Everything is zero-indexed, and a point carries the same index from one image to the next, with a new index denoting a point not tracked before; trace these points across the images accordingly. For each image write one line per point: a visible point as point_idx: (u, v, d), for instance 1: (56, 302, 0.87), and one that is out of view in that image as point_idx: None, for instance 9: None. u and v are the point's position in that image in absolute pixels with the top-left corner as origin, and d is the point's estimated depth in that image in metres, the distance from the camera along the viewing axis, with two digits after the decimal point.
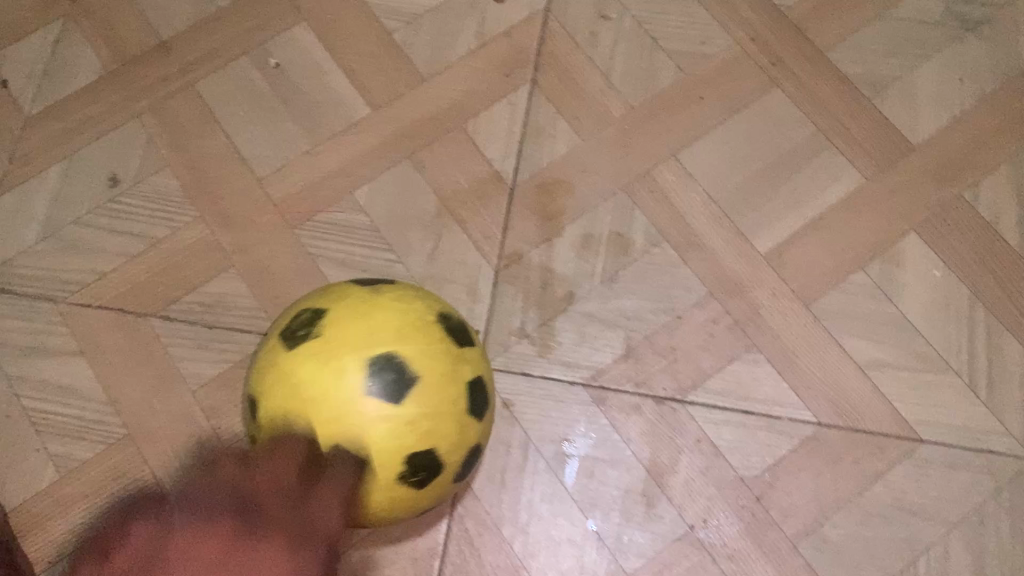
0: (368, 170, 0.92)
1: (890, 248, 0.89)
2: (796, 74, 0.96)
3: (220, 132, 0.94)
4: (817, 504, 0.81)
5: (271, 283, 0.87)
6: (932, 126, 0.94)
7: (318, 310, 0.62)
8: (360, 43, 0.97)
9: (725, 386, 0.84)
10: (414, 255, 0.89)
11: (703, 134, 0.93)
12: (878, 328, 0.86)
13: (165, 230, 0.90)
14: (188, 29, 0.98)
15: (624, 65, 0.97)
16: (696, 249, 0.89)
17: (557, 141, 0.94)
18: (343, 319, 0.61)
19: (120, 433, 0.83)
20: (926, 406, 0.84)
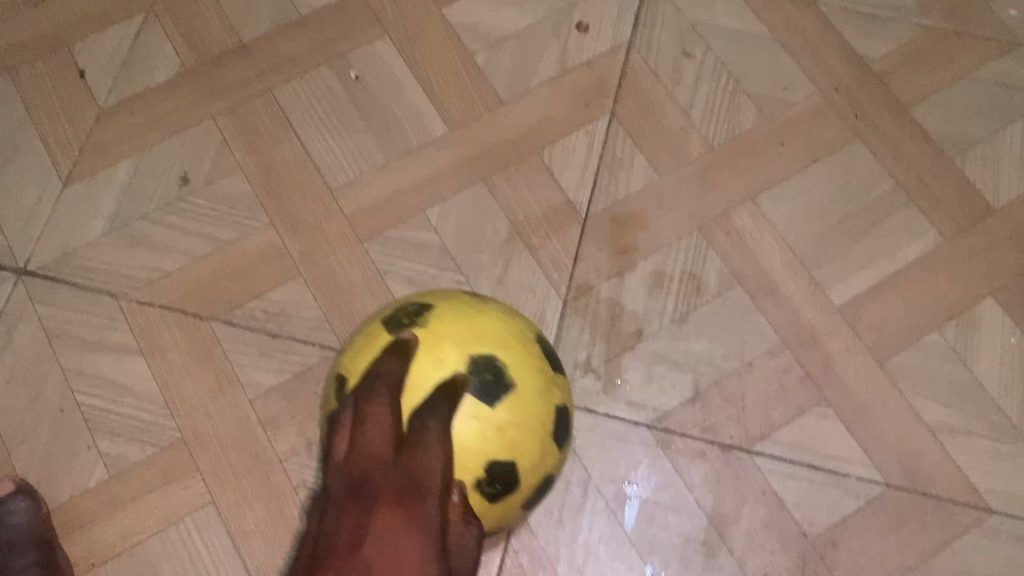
0: (442, 190, 0.91)
1: (967, 310, 0.87)
2: (878, 127, 0.95)
3: (295, 140, 0.93)
4: (880, 567, 0.79)
5: (338, 295, 0.86)
6: (1014, 190, 0.92)
7: (442, 314, 0.63)
8: (441, 61, 0.96)
9: (793, 438, 0.82)
10: (483, 279, 0.88)
11: (782, 180, 0.92)
12: (952, 391, 0.84)
13: (233, 234, 0.89)
14: (270, 33, 0.97)
15: (704, 105, 0.96)
16: (770, 296, 0.87)
17: (633, 176, 0.93)
18: (470, 326, 0.62)
19: (174, 437, 0.82)
20: (997, 476, 0.82)
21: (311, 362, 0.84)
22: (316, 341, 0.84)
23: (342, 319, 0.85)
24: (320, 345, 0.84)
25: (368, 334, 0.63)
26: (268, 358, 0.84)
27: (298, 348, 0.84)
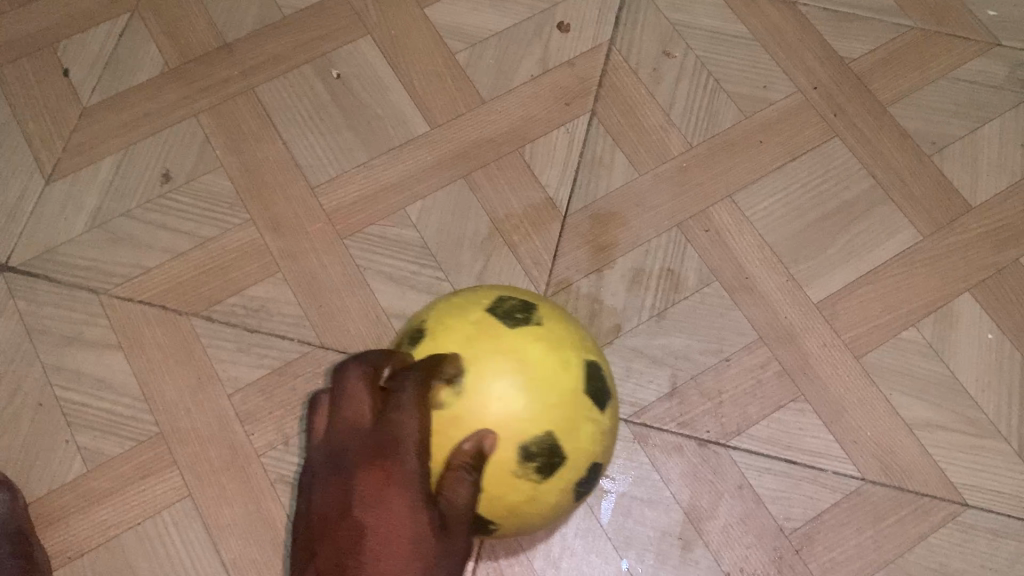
0: (423, 187, 0.91)
1: (944, 307, 0.88)
2: (857, 125, 0.95)
3: (277, 138, 0.93)
4: (857, 562, 0.79)
5: (317, 291, 0.86)
6: (992, 188, 0.93)
7: (545, 314, 0.62)
8: (423, 60, 0.97)
9: (770, 433, 0.83)
10: (463, 276, 0.88)
11: (761, 178, 0.93)
12: (929, 387, 0.85)
13: (214, 231, 0.89)
14: (253, 33, 0.98)
15: (684, 104, 0.97)
16: (748, 292, 0.88)
17: (613, 174, 0.93)
18: (573, 334, 0.62)
19: (152, 432, 0.82)
20: (974, 471, 0.82)
21: (290, 357, 0.84)
22: (295, 336, 0.85)
23: (321, 315, 0.85)
24: (299, 340, 0.85)
25: (466, 322, 0.59)
26: (247, 353, 0.84)
27: (277, 343, 0.85)
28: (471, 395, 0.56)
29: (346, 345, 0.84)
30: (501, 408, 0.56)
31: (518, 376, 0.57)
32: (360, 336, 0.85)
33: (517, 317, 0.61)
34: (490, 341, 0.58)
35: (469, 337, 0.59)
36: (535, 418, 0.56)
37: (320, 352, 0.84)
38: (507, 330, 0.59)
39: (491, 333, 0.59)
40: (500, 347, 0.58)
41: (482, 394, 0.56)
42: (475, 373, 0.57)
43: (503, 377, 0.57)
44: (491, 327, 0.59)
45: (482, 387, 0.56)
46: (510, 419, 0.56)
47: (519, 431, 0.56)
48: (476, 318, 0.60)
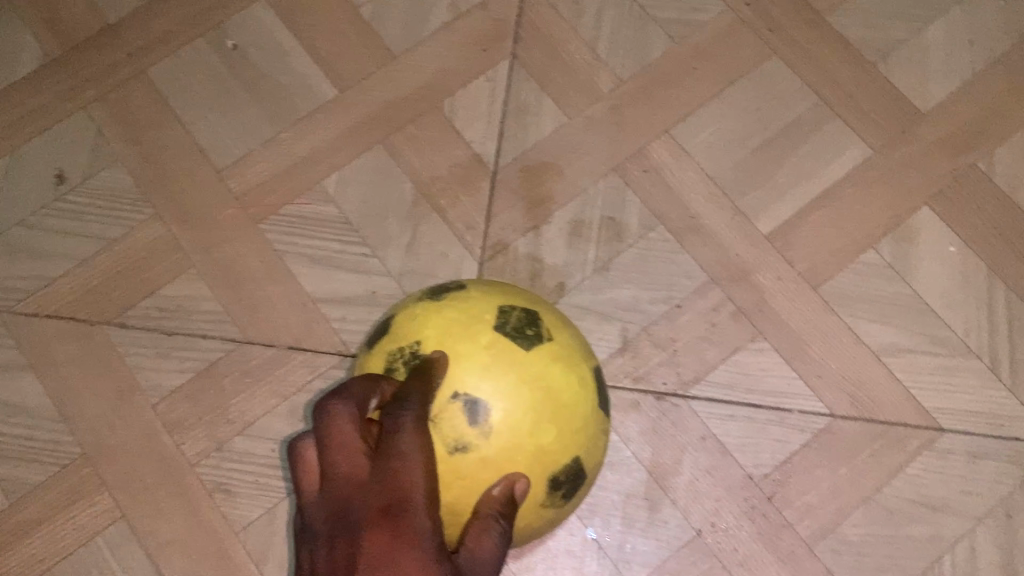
0: (338, 158, 0.85)
1: (902, 223, 0.83)
2: (795, 40, 0.89)
3: (176, 123, 0.86)
4: (834, 503, 0.75)
5: (236, 284, 0.81)
6: (943, 91, 0.87)
7: (551, 322, 0.57)
8: (325, 20, 0.89)
9: (731, 378, 0.78)
10: (391, 248, 0.82)
11: (698, 108, 0.87)
12: (893, 310, 0.80)
13: (119, 230, 0.83)
14: (138, 10, 0.90)
15: (611, 36, 0.89)
16: (695, 232, 0.82)
17: (543, 121, 0.86)
18: (579, 342, 0.58)
19: (75, 453, 0.76)
20: (948, 394, 0.78)
21: (213, 357, 0.79)
22: (217, 334, 0.79)
23: (242, 309, 0.80)
24: (221, 338, 0.79)
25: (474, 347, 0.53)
26: (168, 358, 0.79)
27: (199, 344, 0.79)
28: (500, 436, 0.51)
29: (272, 337, 0.79)
30: (530, 446, 0.51)
31: (546, 407, 0.52)
32: (287, 325, 0.79)
33: (529, 331, 0.55)
34: (511, 368, 0.52)
35: (488, 363, 0.52)
36: (563, 450, 0.53)
37: (246, 348, 0.79)
38: (526, 353, 0.53)
39: (510, 356, 0.53)
40: (525, 376, 0.52)
41: (511, 434, 0.51)
42: (503, 409, 0.51)
43: (531, 413, 0.52)
44: (508, 350, 0.53)
45: (510, 425, 0.51)
46: (540, 456, 0.52)
47: (547, 466, 0.52)
48: (489, 336, 0.53)
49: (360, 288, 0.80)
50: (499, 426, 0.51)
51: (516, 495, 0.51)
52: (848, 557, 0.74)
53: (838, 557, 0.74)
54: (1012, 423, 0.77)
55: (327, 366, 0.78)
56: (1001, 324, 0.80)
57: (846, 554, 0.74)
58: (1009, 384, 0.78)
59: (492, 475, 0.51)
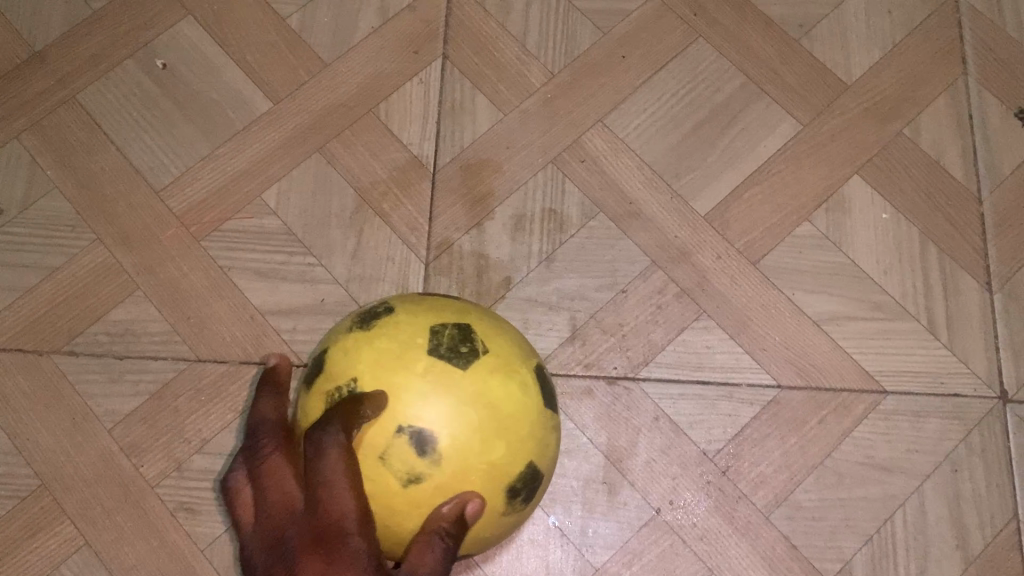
0: (276, 170, 0.85)
1: (834, 194, 0.85)
2: (720, 22, 0.91)
3: (111, 146, 0.86)
4: (786, 471, 0.77)
5: (183, 303, 0.81)
6: (865, 63, 0.89)
7: (484, 333, 0.56)
8: (254, 32, 0.90)
9: (680, 357, 0.80)
10: (336, 256, 0.82)
11: (630, 95, 0.88)
12: (832, 279, 0.82)
13: (61, 258, 0.82)
14: (63, 34, 0.89)
15: (540, 30, 0.90)
16: (634, 218, 0.84)
17: (478, 118, 0.87)
18: (512, 344, 0.57)
19: (33, 484, 0.76)
20: (889, 357, 0.80)
21: (166, 377, 0.79)
22: (168, 354, 0.80)
23: (191, 326, 0.80)
24: (173, 358, 0.79)
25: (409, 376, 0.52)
26: (120, 383, 0.79)
27: (151, 366, 0.79)
28: (449, 463, 0.51)
29: (224, 353, 0.79)
30: (478, 464, 0.52)
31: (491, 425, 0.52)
32: (237, 340, 0.80)
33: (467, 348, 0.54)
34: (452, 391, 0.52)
35: (427, 390, 0.52)
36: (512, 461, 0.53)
37: (198, 366, 0.79)
38: (464, 372, 0.53)
39: (451, 378, 0.52)
40: (466, 397, 0.52)
41: (462, 458, 0.51)
42: (450, 435, 0.51)
43: (479, 435, 0.52)
44: (447, 372, 0.53)
45: (457, 447, 0.51)
46: (492, 472, 0.52)
47: (502, 481, 0.53)
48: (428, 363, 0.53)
49: (307, 296, 0.81)
50: (448, 452, 0.51)
51: (469, 513, 0.51)
52: (803, 523, 0.76)
53: (794, 523, 0.76)
54: (953, 379, 0.79)
55: None
56: (936, 285, 0.82)
57: (801, 520, 0.76)
58: (947, 342, 0.80)
59: (447, 498, 0.51)
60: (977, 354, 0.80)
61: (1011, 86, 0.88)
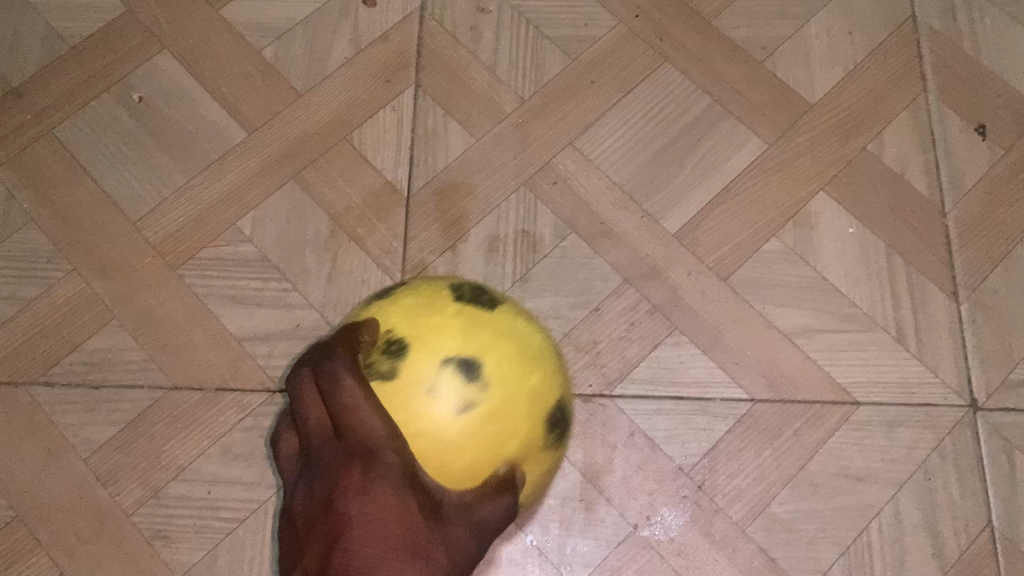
0: (252, 198, 0.86)
1: (802, 210, 0.86)
2: (685, 46, 0.93)
3: (88, 179, 0.87)
4: (762, 484, 0.77)
5: (159, 331, 0.81)
6: (828, 81, 0.92)
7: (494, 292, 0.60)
8: (229, 64, 0.91)
9: (654, 373, 0.81)
10: (311, 281, 0.83)
11: (599, 118, 0.90)
12: (802, 293, 0.83)
13: (38, 290, 0.83)
14: (40, 70, 0.91)
15: (509, 57, 0.92)
16: (606, 237, 0.85)
17: (450, 143, 0.88)
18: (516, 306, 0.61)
19: (8, 516, 0.76)
20: (860, 368, 0.81)
21: (143, 406, 0.79)
22: (145, 383, 0.80)
23: (167, 355, 0.81)
24: (149, 386, 0.80)
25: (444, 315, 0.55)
26: (96, 413, 0.79)
27: (127, 394, 0.80)
28: (497, 385, 0.53)
29: (200, 380, 0.80)
30: (498, 392, 0.53)
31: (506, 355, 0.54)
32: (214, 366, 0.80)
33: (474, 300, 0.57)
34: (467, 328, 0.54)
35: (448, 334, 0.54)
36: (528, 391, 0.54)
37: (175, 394, 0.79)
38: (486, 315, 0.55)
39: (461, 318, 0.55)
40: (500, 329, 0.55)
41: (507, 380, 0.53)
42: (493, 361, 0.53)
43: (517, 360, 0.54)
44: (459, 315, 0.55)
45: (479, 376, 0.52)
46: (534, 396, 0.54)
47: (542, 408, 0.55)
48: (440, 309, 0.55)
49: (283, 322, 0.82)
50: (494, 376, 0.53)
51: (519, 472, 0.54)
52: (780, 535, 0.76)
53: (771, 535, 0.76)
54: (923, 389, 0.80)
55: (257, 404, 0.79)
56: (904, 296, 0.83)
57: (778, 532, 0.76)
58: (916, 352, 0.81)
59: (498, 425, 0.52)
60: (946, 363, 0.81)
61: (970, 101, 0.91)
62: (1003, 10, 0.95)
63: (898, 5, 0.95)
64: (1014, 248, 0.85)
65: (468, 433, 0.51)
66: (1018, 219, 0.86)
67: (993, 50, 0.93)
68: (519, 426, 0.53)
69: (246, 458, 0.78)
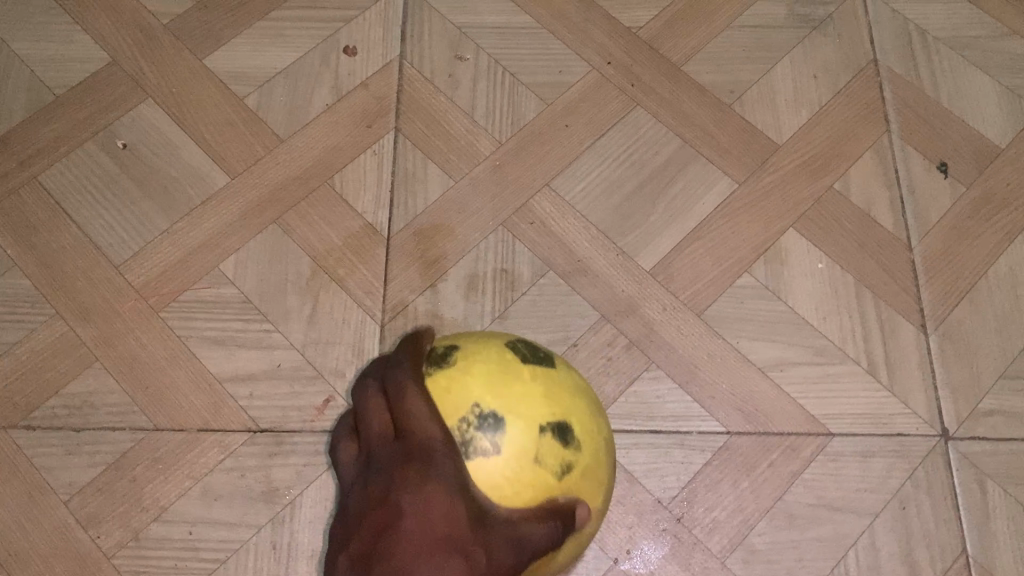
0: (234, 241, 0.87)
1: (773, 247, 0.89)
2: (656, 90, 0.96)
3: (71, 224, 0.88)
4: (741, 515, 0.78)
5: (141, 373, 0.82)
6: (795, 123, 0.95)
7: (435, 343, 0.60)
8: (212, 112, 0.93)
9: (632, 408, 0.82)
10: (293, 322, 0.84)
11: (574, 160, 0.92)
12: (775, 327, 0.85)
13: (20, 333, 0.84)
14: (25, 120, 0.92)
15: (487, 102, 0.95)
16: (583, 275, 0.87)
17: (429, 185, 0.90)
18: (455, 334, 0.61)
19: None
20: (833, 400, 0.82)
21: (124, 447, 0.80)
22: (126, 425, 0.80)
23: (149, 396, 0.81)
24: (131, 428, 0.80)
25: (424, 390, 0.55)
26: (78, 455, 0.79)
27: (109, 436, 0.80)
28: (509, 420, 0.53)
29: (182, 421, 0.81)
30: (517, 380, 0.55)
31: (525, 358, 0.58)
32: (196, 407, 0.81)
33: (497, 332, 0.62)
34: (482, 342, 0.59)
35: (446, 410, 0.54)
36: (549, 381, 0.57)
37: (157, 436, 0.80)
38: (454, 365, 0.56)
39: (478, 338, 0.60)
40: (469, 373, 0.55)
41: (512, 401, 0.54)
42: (494, 403, 0.54)
43: (503, 382, 0.55)
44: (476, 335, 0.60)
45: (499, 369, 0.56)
46: (537, 396, 0.55)
47: (553, 401, 0.56)
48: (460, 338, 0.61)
49: (265, 363, 0.83)
50: (502, 412, 0.54)
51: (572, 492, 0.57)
52: (759, 565, 0.77)
53: (750, 566, 0.77)
54: (895, 420, 0.82)
55: (238, 444, 0.80)
56: (874, 329, 0.85)
57: (756, 563, 0.77)
58: (887, 383, 0.83)
59: (548, 443, 0.54)
60: (917, 394, 0.83)
61: (932, 141, 0.94)
62: (960, 54, 0.99)
63: (860, 51, 0.99)
64: (979, 281, 0.87)
65: (526, 470, 0.53)
66: (982, 253, 0.89)
67: (952, 92, 0.96)
68: (558, 424, 0.55)
69: (228, 498, 0.78)
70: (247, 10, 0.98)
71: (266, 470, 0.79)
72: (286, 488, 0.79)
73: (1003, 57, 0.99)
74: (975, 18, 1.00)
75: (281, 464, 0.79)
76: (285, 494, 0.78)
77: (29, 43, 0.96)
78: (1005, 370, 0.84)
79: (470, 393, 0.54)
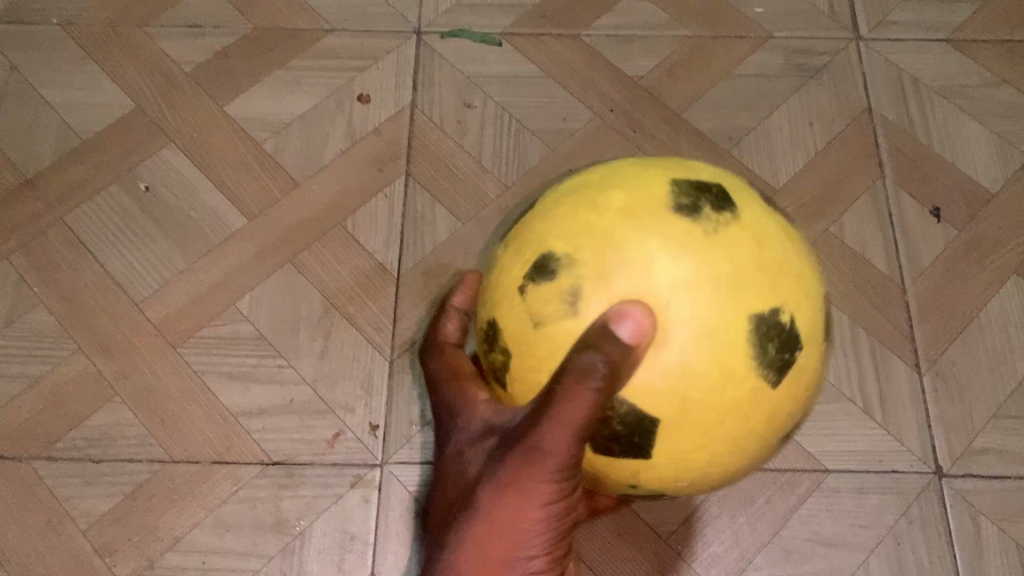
0: (250, 280, 0.91)
1: None
2: (657, 137, 0.99)
3: (94, 262, 0.92)
4: (737, 549, 0.80)
5: (158, 407, 0.85)
6: (792, 168, 0.98)
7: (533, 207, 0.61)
8: (231, 156, 0.97)
9: None
10: (304, 357, 0.88)
11: None
12: None
13: (43, 368, 0.87)
14: (53, 163, 0.97)
15: (494, 147, 0.98)
16: None
17: (438, 227, 0.93)
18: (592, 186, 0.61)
19: None
20: (829, 437, 0.84)
21: (140, 478, 0.83)
22: (143, 457, 0.83)
23: (165, 429, 0.84)
24: (147, 460, 0.83)
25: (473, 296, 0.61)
26: (96, 485, 0.82)
27: (125, 468, 0.83)
28: (503, 287, 0.55)
29: (196, 453, 0.83)
30: (535, 224, 0.55)
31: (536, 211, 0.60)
32: (209, 440, 0.84)
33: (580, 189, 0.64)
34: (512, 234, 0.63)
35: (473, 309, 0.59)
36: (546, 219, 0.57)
37: (171, 467, 0.83)
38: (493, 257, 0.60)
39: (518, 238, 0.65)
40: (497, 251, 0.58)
41: (507, 269, 0.55)
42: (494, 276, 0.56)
43: (511, 246, 0.56)
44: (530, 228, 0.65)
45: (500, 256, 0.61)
46: (535, 253, 0.53)
47: (552, 249, 0.53)
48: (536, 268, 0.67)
49: (277, 398, 0.86)
50: (500, 279, 0.55)
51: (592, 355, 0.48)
52: None
53: None
54: (889, 457, 0.84)
55: (250, 476, 0.83)
56: (869, 368, 0.87)
57: None
58: (882, 421, 0.85)
59: (538, 308, 0.52)
60: (911, 431, 0.85)
61: (924, 187, 0.97)
62: (952, 102, 1.02)
63: (854, 99, 1.02)
64: (971, 322, 0.90)
65: (528, 345, 0.52)
66: (974, 294, 0.91)
67: (944, 139, 1.00)
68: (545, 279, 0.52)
69: (239, 529, 0.81)
70: (265, 59, 1.03)
71: (276, 502, 0.82)
72: (295, 519, 0.81)
73: (994, 104, 1.02)
74: (967, 68, 1.04)
75: (291, 496, 0.82)
76: (294, 525, 0.81)
77: (58, 89, 1.01)
78: (997, 408, 0.86)
79: (498, 264, 0.57)
